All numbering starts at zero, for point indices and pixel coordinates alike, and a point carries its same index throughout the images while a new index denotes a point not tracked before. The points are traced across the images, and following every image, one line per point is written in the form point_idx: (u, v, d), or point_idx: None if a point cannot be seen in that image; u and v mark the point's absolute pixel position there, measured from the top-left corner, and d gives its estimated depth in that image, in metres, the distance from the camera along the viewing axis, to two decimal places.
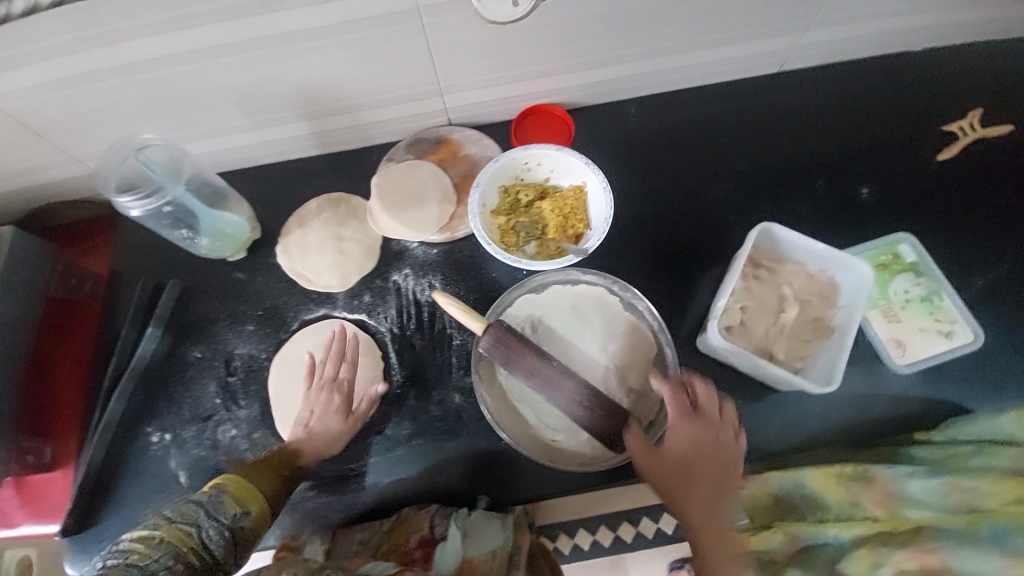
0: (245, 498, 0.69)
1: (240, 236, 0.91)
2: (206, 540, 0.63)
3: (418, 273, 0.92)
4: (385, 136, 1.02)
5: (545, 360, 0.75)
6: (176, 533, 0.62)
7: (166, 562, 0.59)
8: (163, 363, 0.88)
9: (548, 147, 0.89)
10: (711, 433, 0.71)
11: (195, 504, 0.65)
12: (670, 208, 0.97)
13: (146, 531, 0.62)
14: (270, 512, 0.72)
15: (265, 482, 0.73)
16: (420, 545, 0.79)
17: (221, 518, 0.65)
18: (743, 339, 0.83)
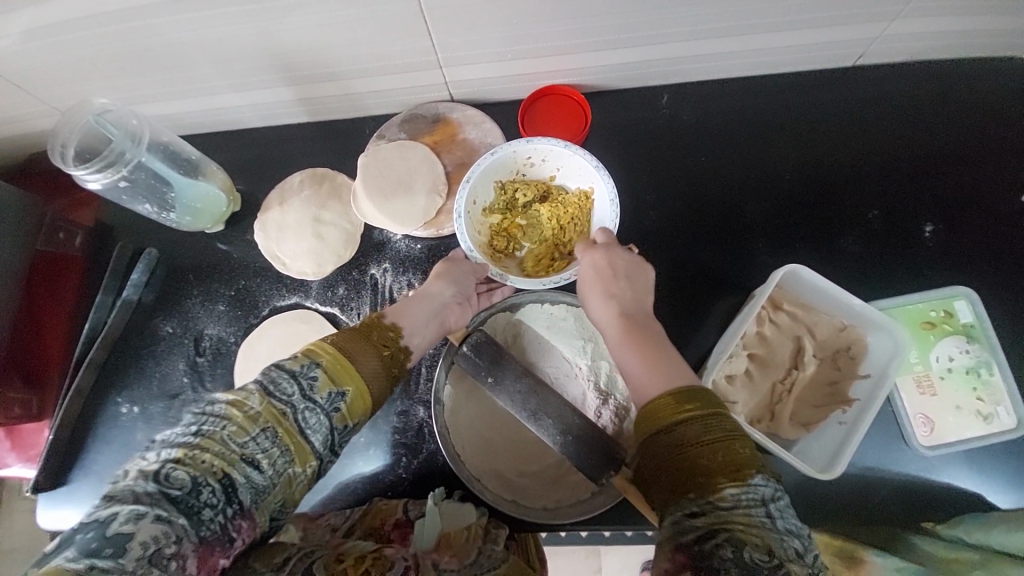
0: (341, 376, 0.57)
1: (218, 209, 0.86)
2: (304, 424, 0.54)
3: (397, 269, 0.85)
4: (380, 107, 0.90)
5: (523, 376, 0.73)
6: (270, 411, 0.52)
7: (266, 444, 0.51)
8: (137, 335, 0.86)
9: (555, 142, 0.75)
10: (633, 301, 0.66)
11: (290, 375, 0.54)
12: (689, 224, 0.84)
13: (241, 396, 0.53)
14: (370, 399, 0.59)
15: (365, 360, 0.60)
16: (396, 527, 0.71)
17: (317, 401, 0.55)
18: (746, 393, 0.74)
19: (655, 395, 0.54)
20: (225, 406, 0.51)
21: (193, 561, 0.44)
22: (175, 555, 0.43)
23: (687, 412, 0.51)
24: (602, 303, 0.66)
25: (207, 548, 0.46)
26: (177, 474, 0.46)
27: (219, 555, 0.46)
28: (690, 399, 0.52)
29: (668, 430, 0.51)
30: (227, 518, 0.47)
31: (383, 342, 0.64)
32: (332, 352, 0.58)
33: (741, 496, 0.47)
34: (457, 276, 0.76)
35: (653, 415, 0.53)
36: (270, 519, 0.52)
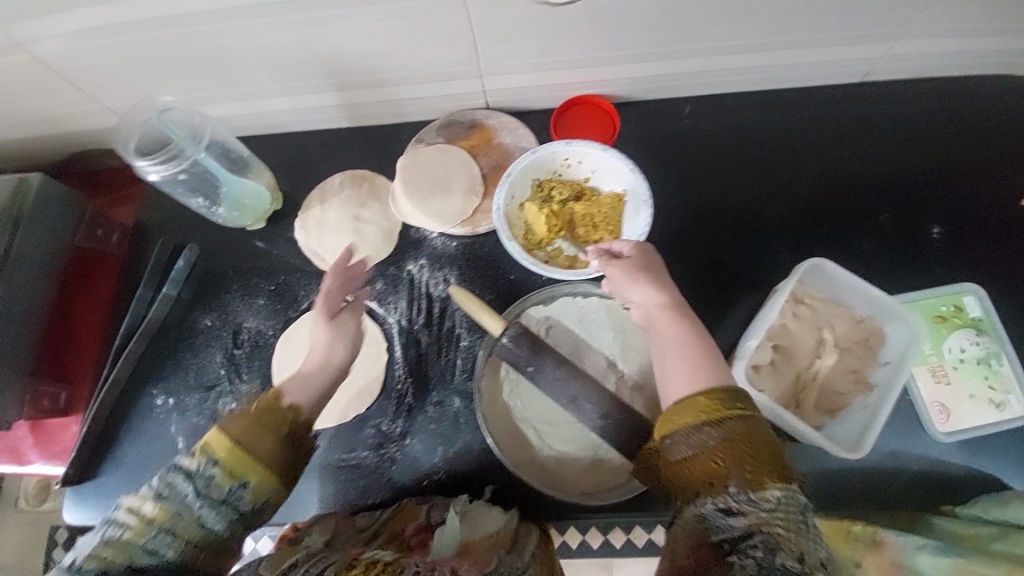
0: (239, 468, 0.57)
1: (260, 206, 0.89)
2: (203, 517, 0.57)
3: (434, 265, 0.88)
4: (419, 113, 0.95)
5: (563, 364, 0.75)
6: (163, 510, 0.56)
7: (166, 540, 0.56)
8: (175, 328, 0.87)
9: (594, 146, 0.81)
10: (666, 292, 0.69)
11: (183, 476, 0.56)
12: (712, 225, 0.89)
13: (140, 500, 0.56)
14: (274, 478, 0.60)
15: (267, 446, 0.59)
16: (417, 533, 0.72)
17: (215, 496, 0.57)
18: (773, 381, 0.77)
19: (700, 387, 0.59)
20: (123, 511, 0.56)
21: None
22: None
23: (734, 413, 0.56)
24: (638, 297, 0.70)
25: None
26: (87, 564, 0.53)
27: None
28: (738, 402, 0.57)
29: (706, 429, 0.56)
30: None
31: (282, 420, 0.62)
32: (227, 445, 0.57)
33: (780, 497, 0.52)
34: (342, 329, 0.74)
35: (686, 407, 0.58)
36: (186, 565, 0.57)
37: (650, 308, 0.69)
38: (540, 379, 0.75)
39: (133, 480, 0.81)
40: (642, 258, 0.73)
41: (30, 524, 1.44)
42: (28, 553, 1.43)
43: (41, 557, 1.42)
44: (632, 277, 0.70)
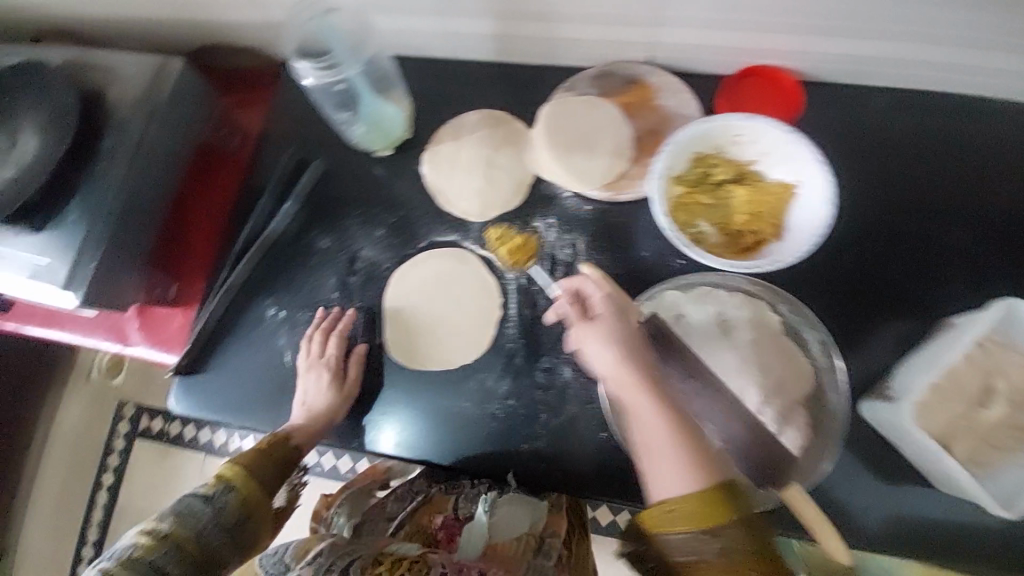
0: (227, 475, 0.68)
1: (393, 132, 0.85)
2: (207, 541, 0.63)
3: (563, 227, 0.82)
4: (572, 58, 0.87)
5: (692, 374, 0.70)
6: (180, 528, 0.62)
7: (171, 558, 0.60)
8: (292, 242, 0.85)
9: (775, 125, 0.73)
10: (643, 367, 0.58)
11: (197, 498, 0.65)
12: (882, 238, 0.79)
13: (154, 524, 0.62)
14: (257, 488, 0.69)
15: (265, 472, 0.71)
16: (443, 526, 0.79)
17: (206, 495, 0.66)
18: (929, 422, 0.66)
19: (696, 488, 0.50)
20: (138, 535, 0.61)
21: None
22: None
23: (734, 518, 0.49)
24: (597, 350, 0.61)
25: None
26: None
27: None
28: (739, 501, 0.50)
29: (710, 555, 0.49)
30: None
31: (285, 462, 0.73)
32: (239, 475, 0.69)
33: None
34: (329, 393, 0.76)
35: (677, 512, 0.50)
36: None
37: (623, 382, 0.58)
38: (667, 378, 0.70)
39: (238, 382, 0.81)
40: (604, 299, 0.65)
41: (98, 396, 1.53)
42: (94, 422, 1.51)
43: (105, 425, 1.51)
44: (624, 343, 0.60)
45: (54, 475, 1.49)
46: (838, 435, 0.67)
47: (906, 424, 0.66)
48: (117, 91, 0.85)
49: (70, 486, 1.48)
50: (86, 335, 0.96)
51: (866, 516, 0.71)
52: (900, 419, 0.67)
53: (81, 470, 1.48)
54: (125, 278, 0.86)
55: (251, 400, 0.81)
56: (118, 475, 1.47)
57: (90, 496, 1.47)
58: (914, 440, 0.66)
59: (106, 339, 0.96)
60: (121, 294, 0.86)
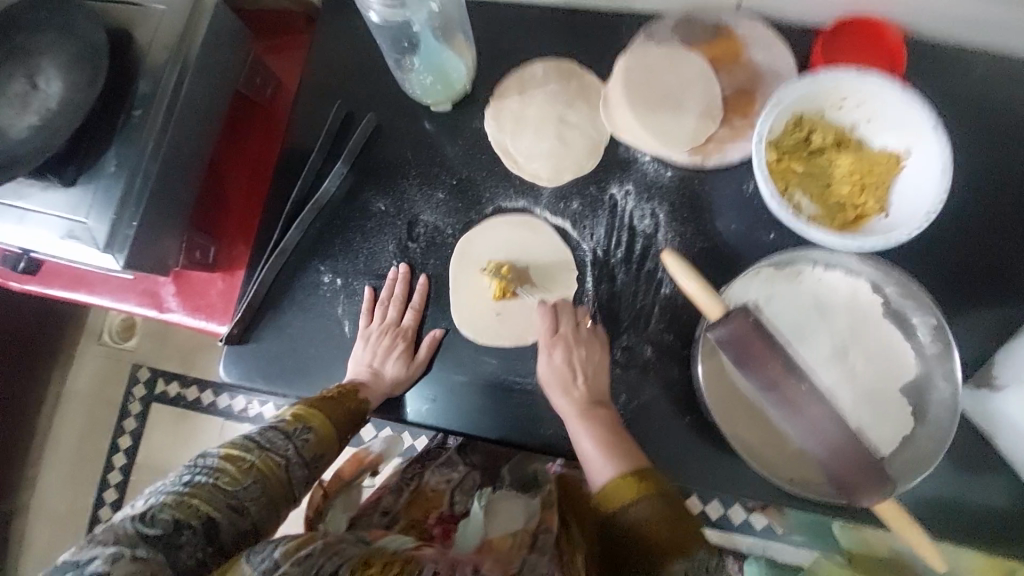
0: (305, 415, 0.64)
1: (457, 84, 0.77)
2: (291, 478, 0.59)
3: (641, 194, 0.76)
4: (653, 5, 0.77)
5: (790, 374, 0.59)
6: (267, 462, 0.58)
7: (254, 492, 0.55)
8: (345, 204, 0.79)
9: (890, 85, 0.66)
10: (563, 384, 0.69)
11: (283, 437, 0.60)
12: (982, 216, 0.74)
13: (234, 450, 0.57)
14: (335, 433, 0.65)
15: (343, 426, 0.67)
16: (439, 521, 0.73)
17: (287, 432, 0.61)
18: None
19: (614, 476, 0.60)
20: (217, 459, 0.56)
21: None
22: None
23: (639, 494, 0.58)
24: (559, 397, 0.69)
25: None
26: (160, 515, 0.49)
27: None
28: (645, 480, 0.59)
29: (624, 510, 0.58)
30: (207, 555, 0.50)
31: (356, 415, 0.69)
32: (319, 416, 0.65)
33: (688, 566, 0.56)
34: (386, 358, 0.73)
35: (607, 499, 0.59)
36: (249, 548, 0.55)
37: (573, 393, 0.68)
38: (755, 379, 0.60)
39: (293, 353, 0.77)
40: (564, 357, 0.70)
41: (110, 357, 1.43)
42: (108, 384, 1.41)
43: (121, 387, 1.41)
44: (579, 368, 0.69)
45: (66, 438, 1.40)
46: (954, 425, 0.63)
47: (1016, 411, 0.64)
48: (144, 33, 0.74)
49: (84, 452, 1.39)
50: (117, 299, 0.90)
51: (948, 504, 0.70)
52: (1010, 408, 0.65)
53: (96, 434, 1.39)
54: (165, 240, 0.79)
55: (307, 373, 0.76)
56: (137, 439, 1.37)
57: (106, 460, 1.38)
58: (1018, 431, 0.65)
59: (140, 304, 0.89)
60: (162, 258, 0.79)
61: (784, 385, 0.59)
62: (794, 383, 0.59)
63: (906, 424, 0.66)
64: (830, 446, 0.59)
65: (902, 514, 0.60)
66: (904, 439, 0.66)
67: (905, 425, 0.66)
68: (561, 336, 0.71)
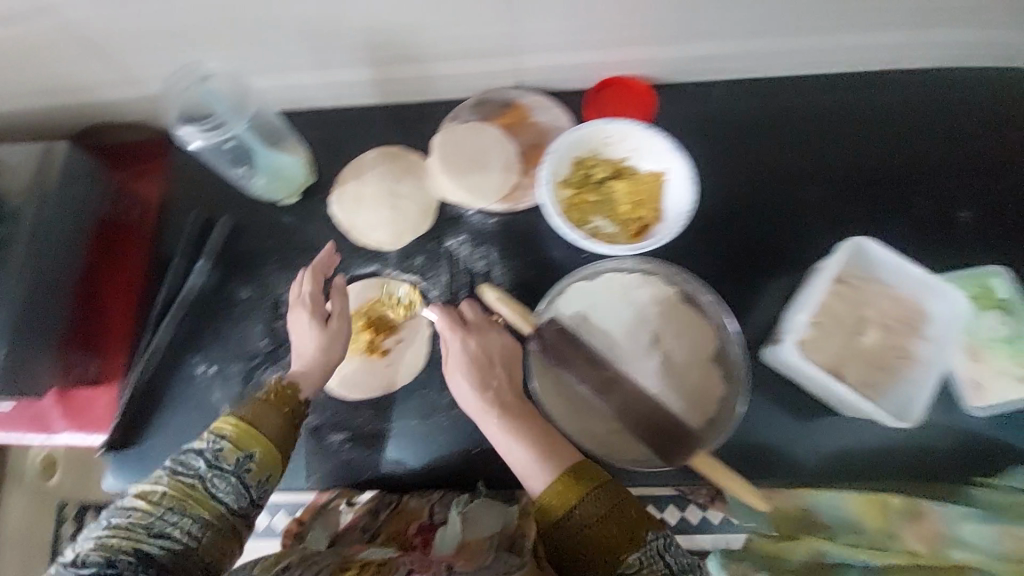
0: (246, 442, 0.64)
1: (296, 178, 0.89)
2: (213, 490, 0.60)
3: (474, 241, 0.89)
4: (451, 90, 0.97)
5: (594, 362, 0.74)
6: (179, 487, 0.60)
7: (174, 518, 0.58)
8: (212, 295, 0.86)
9: (633, 124, 0.83)
10: (479, 387, 0.70)
11: (194, 451, 0.62)
12: (751, 205, 0.88)
13: (150, 487, 0.60)
14: (279, 457, 0.66)
15: (275, 428, 0.67)
16: (420, 531, 0.75)
17: (223, 467, 0.62)
18: (816, 356, 0.74)
19: (553, 479, 0.62)
20: (130, 497, 0.58)
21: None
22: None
23: (580, 495, 0.60)
24: (474, 394, 0.70)
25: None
26: (89, 557, 0.54)
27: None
28: (582, 478, 0.61)
29: (567, 514, 0.60)
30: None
31: (284, 401, 0.69)
32: (236, 424, 0.64)
33: (643, 557, 0.57)
34: (303, 329, 0.77)
35: (550, 509, 0.61)
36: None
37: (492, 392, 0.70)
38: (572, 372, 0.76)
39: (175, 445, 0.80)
40: (481, 344, 0.73)
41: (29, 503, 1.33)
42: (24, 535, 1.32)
43: (42, 535, 1.32)
44: (487, 361, 0.72)
45: None
46: (744, 380, 0.77)
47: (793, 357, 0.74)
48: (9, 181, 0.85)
49: None
50: (8, 432, 0.92)
51: (785, 452, 0.81)
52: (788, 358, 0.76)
53: None
54: (39, 365, 0.84)
55: None
56: None
57: None
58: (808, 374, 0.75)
59: (30, 432, 0.92)
60: (37, 381, 0.84)
61: None
62: None
63: (717, 386, 0.77)
64: None
65: (721, 464, 0.69)
66: (720, 402, 0.77)
67: (717, 386, 0.77)
68: (468, 329, 0.74)
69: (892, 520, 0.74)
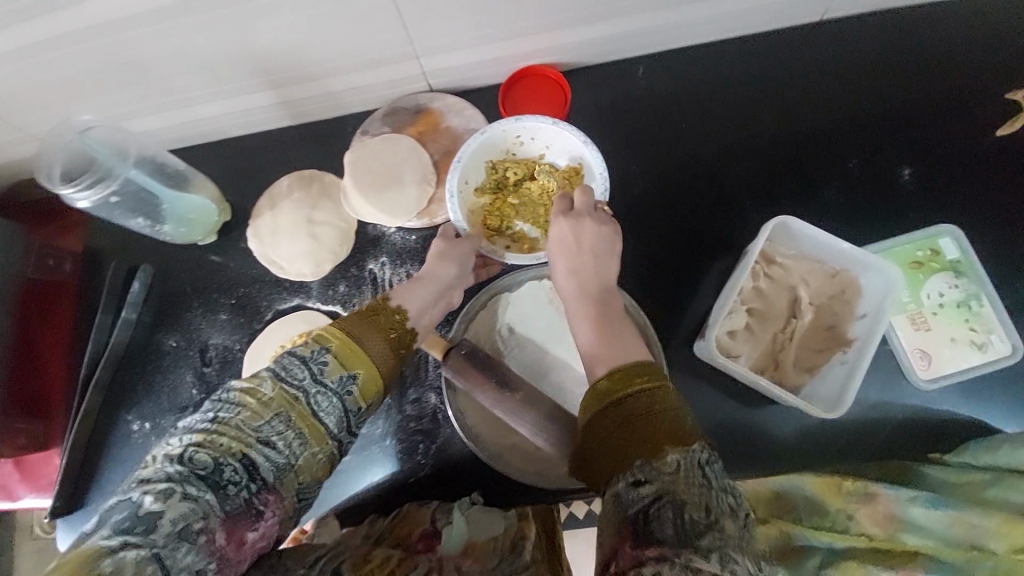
0: (350, 361, 0.59)
1: (209, 219, 0.87)
2: (316, 408, 0.56)
3: (395, 261, 0.87)
4: (361, 102, 0.91)
5: (504, 389, 0.66)
6: (283, 396, 0.55)
7: (279, 428, 0.54)
8: (140, 350, 0.87)
9: (543, 119, 0.78)
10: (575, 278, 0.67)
11: (302, 361, 0.57)
12: (678, 190, 0.85)
13: (256, 383, 0.55)
14: (381, 381, 0.61)
15: (377, 348, 0.62)
16: (422, 537, 0.68)
17: (328, 386, 0.57)
18: (736, 346, 0.73)
19: (610, 369, 0.57)
20: (239, 394, 0.54)
21: (220, 533, 0.47)
22: (201, 530, 0.46)
23: (639, 387, 0.53)
24: (565, 271, 0.68)
25: (233, 521, 0.49)
26: (197, 455, 0.49)
27: (246, 527, 0.49)
28: (647, 375, 0.54)
29: (618, 403, 0.53)
30: (252, 493, 0.50)
31: (389, 326, 0.65)
32: (341, 337, 0.60)
33: (683, 460, 0.48)
34: (457, 256, 0.75)
35: (606, 391, 0.55)
36: (297, 499, 0.55)
37: (580, 282, 0.67)
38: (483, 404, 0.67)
39: None
40: (592, 234, 0.69)
41: None
42: None
43: None
44: (590, 252, 0.68)
45: None
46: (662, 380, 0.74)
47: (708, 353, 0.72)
48: None
49: None
50: None
51: (729, 444, 0.78)
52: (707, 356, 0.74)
53: None
54: None
55: None
56: None
57: None
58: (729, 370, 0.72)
59: None
60: None
61: (501, 399, 0.66)
62: (512, 396, 0.66)
63: None
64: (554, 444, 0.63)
65: None
66: None
67: None
68: (578, 216, 0.70)
69: (844, 501, 0.70)
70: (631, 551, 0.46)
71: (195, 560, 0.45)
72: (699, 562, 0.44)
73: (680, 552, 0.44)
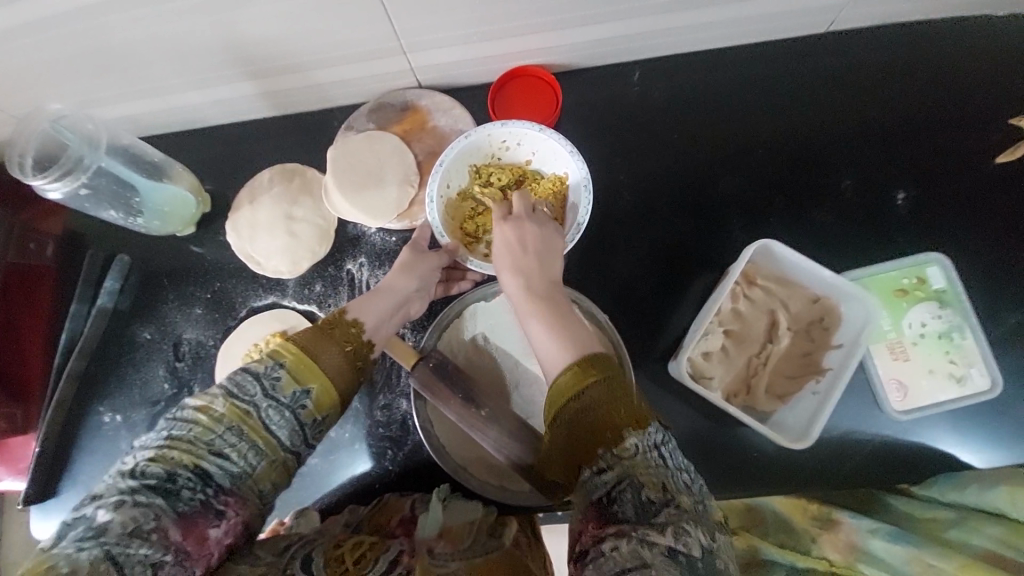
0: (304, 375, 0.58)
1: (187, 212, 0.85)
2: (268, 421, 0.56)
3: (373, 263, 0.86)
4: (347, 97, 0.88)
5: (471, 406, 0.67)
6: (235, 410, 0.55)
7: (233, 439, 0.53)
8: (115, 341, 0.86)
9: (529, 125, 0.76)
10: (524, 276, 0.64)
11: (253, 376, 0.56)
12: (666, 203, 0.83)
13: (207, 400, 0.55)
14: (336, 394, 0.61)
15: (329, 356, 0.61)
16: (401, 524, 0.69)
17: (279, 399, 0.56)
18: (710, 368, 0.74)
19: (564, 365, 0.55)
20: (192, 410, 0.54)
21: (176, 530, 0.48)
22: (156, 529, 0.47)
23: (592, 380, 0.53)
24: (509, 273, 0.65)
25: (190, 520, 0.49)
26: (150, 468, 0.49)
27: (205, 525, 0.50)
28: (594, 365, 0.54)
29: (576, 397, 0.52)
30: (208, 497, 0.51)
31: (347, 339, 0.64)
32: (296, 351, 0.59)
33: (641, 444, 0.50)
34: (423, 269, 0.75)
35: (561, 393, 0.53)
36: (258, 503, 0.55)
37: (529, 277, 0.64)
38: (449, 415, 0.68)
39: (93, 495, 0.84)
40: (536, 232, 0.68)
41: None
42: None
43: None
44: (531, 248, 0.66)
45: None
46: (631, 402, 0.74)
47: (678, 374, 0.73)
48: None
49: None
50: None
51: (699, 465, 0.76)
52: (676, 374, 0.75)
53: None
54: None
55: None
56: None
57: None
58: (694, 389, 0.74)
59: None
60: None
61: (467, 415, 0.67)
62: (478, 413, 0.67)
63: None
64: (515, 460, 0.65)
65: None
66: None
67: None
68: (518, 218, 0.68)
69: (808, 524, 0.72)
70: (594, 531, 0.49)
71: (151, 555, 0.46)
72: (657, 536, 0.47)
73: (637, 527, 0.47)
